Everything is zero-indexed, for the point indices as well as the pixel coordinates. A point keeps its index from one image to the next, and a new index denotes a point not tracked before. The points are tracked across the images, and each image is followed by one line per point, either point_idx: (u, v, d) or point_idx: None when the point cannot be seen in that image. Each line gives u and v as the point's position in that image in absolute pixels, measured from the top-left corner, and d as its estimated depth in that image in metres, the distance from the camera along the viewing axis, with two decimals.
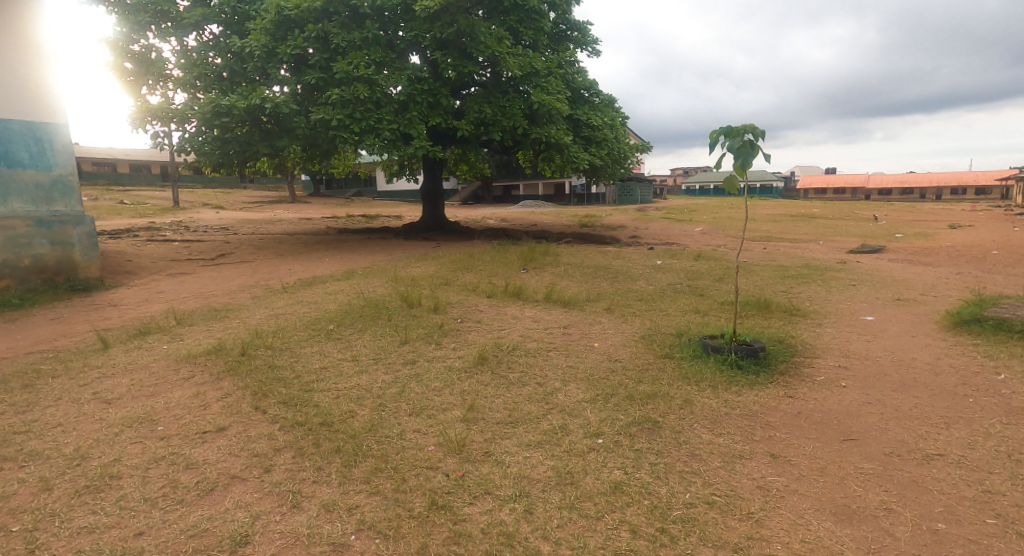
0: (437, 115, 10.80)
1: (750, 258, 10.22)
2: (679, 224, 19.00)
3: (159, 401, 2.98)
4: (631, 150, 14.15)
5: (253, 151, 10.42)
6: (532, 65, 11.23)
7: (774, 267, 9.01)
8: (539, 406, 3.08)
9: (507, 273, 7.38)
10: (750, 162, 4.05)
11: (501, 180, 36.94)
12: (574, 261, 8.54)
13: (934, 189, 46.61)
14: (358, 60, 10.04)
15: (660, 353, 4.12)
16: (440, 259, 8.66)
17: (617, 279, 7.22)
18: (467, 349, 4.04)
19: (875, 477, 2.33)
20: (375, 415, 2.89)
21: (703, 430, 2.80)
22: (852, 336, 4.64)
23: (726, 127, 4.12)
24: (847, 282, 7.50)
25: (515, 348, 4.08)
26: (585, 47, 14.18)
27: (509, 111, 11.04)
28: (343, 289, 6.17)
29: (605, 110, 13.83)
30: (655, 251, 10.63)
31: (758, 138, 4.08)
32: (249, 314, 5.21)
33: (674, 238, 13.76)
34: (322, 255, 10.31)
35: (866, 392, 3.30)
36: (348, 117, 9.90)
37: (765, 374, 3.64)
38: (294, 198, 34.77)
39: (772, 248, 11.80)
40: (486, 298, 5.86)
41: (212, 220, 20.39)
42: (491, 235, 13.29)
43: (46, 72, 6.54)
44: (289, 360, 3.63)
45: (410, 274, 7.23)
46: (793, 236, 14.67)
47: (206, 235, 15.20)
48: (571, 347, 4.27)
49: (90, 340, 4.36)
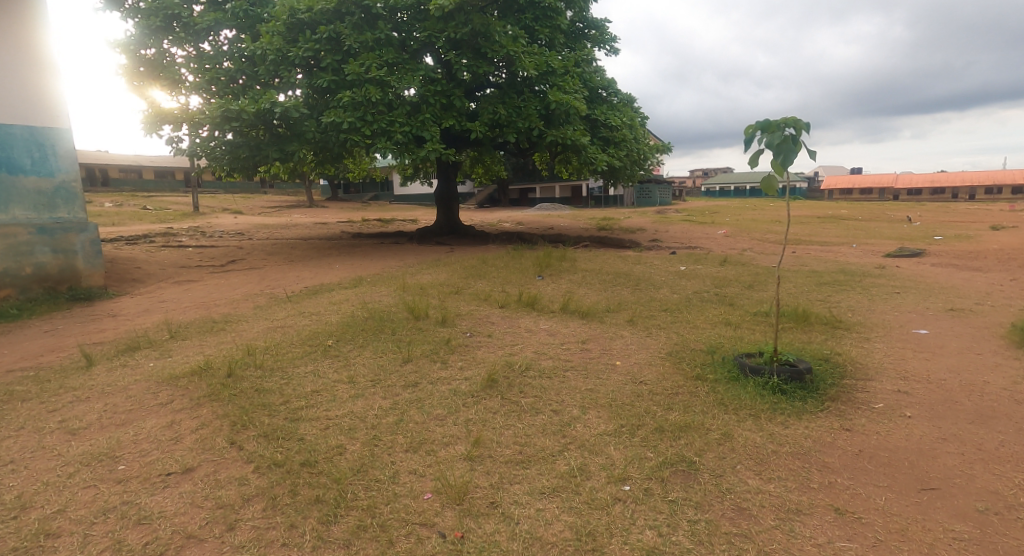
0: (450, 116, 10.47)
1: (780, 263, 9.70)
2: (701, 227, 18.44)
3: (127, 431, 2.66)
4: (651, 152, 13.70)
5: (264, 156, 10.20)
6: (548, 64, 10.86)
7: (807, 272, 8.50)
8: (554, 441, 2.70)
9: (522, 281, 7.02)
10: (791, 160, 3.60)
11: (517, 183, 36.73)
12: (592, 267, 8.14)
13: (966, 188, 45.07)
14: (370, 62, 9.75)
15: (691, 373, 3.70)
16: (453, 265, 8.35)
17: (640, 287, 6.78)
18: (476, 369, 3.66)
19: (974, 545, 1.90)
20: (367, 451, 2.53)
21: (748, 474, 2.39)
22: (906, 354, 4.17)
23: (764, 121, 3.69)
24: (889, 289, 6.98)
25: (529, 368, 3.70)
26: (603, 45, 13.74)
27: (525, 112, 10.67)
28: (349, 299, 5.87)
29: (624, 110, 13.41)
30: (679, 256, 10.17)
31: (800, 132, 3.64)
32: (247, 327, 4.91)
33: (697, 242, 13.25)
34: (334, 261, 10.05)
35: (938, 426, 2.85)
36: (359, 119, 9.62)
37: (813, 401, 3.20)
38: (313, 203, 35.00)
39: (802, 253, 11.23)
40: (500, 309, 5.50)
41: (229, 225, 20.45)
42: (506, 239, 12.96)
43: (50, 76, 6.36)
44: (279, 382, 3.29)
45: (420, 282, 6.90)
46: (825, 238, 14.00)
47: (221, 241, 15.14)
48: (590, 366, 3.87)
49: (76, 355, 4.09)
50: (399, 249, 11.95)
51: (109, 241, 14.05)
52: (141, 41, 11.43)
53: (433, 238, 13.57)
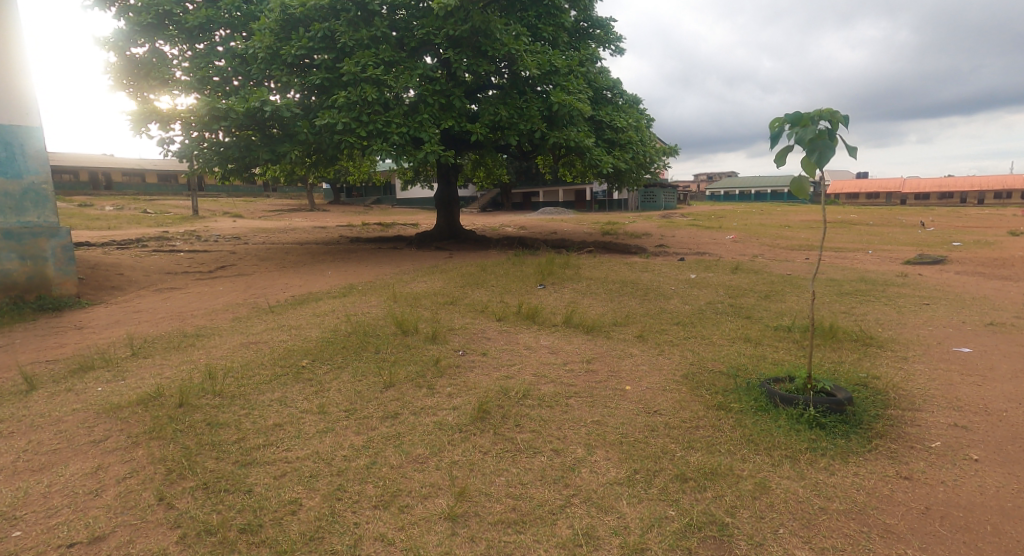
0: (449, 118, 10.05)
1: (795, 271, 9.24)
2: (709, 232, 17.97)
3: (42, 479, 2.23)
4: (658, 154, 13.26)
5: (254, 158, 9.77)
6: (552, 63, 10.42)
7: (825, 281, 8.04)
8: (555, 492, 2.26)
9: (522, 290, 6.59)
10: (828, 156, 3.09)
11: (521, 187, 36.39)
12: (597, 274, 7.70)
13: (974, 193, 44.50)
14: (366, 60, 9.33)
15: (713, 401, 3.25)
16: (450, 272, 7.93)
17: (649, 297, 6.32)
18: (467, 396, 3.21)
19: None
20: (327, 508, 2.09)
21: (794, 543, 1.94)
22: (954, 377, 3.71)
23: (794, 114, 3.23)
24: (916, 300, 6.52)
25: (527, 395, 3.26)
26: (608, 45, 13.30)
27: (527, 113, 10.22)
28: (334, 312, 5.44)
29: (629, 111, 12.97)
30: (688, 262, 9.71)
31: (836, 126, 3.15)
32: (219, 342, 4.47)
33: (706, 248, 12.80)
34: (327, 267, 9.65)
35: (1014, 474, 2.39)
36: (354, 120, 9.19)
37: (858, 438, 2.75)
38: (314, 207, 34.79)
39: (816, 259, 10.76)
40: (497, 323, 5.05)
41: (226, 229, 20.08)
42: (507, 244, 12.53)
43: (18, 71, 5.94)
44: (237, 414, 2.85)
45: (412, 291, 6.48)
46: (838, 244, 13.52)
47: (215, 245, 14.76)
48: (596, 392, 3.42)
49: (20, 377, 3.65)
50: (397, 254, 11.54)
51: (100, 246, 13.70)
52: (131, 38, 11.15)
53: (432, 242, 13.15)
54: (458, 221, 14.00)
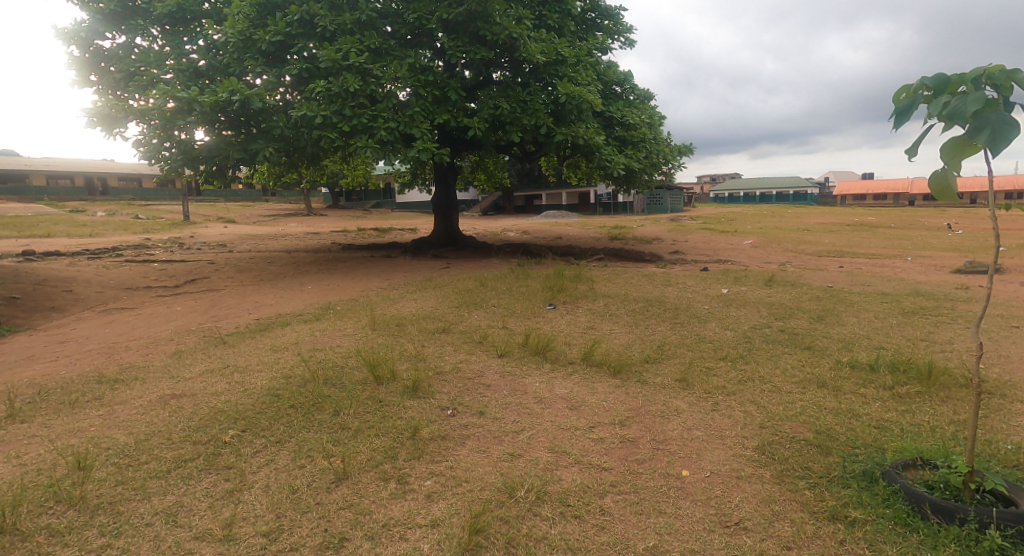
0: (444, 111, 9.00)
1: (835, 283, 8.18)
2: (725, 236, 16.87)
3: None
4: (673, 153, 12.20)
5: (225, 157, 8.72)
6: (557, 51, 9.38)
7: (877, 295, 6.99)
8: None
9: (528, 311, 5.57)
10: (1005, 136, 2.01)
11: (522, 191, 35.52)
12: (614, 290, 6.67)
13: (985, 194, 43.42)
14: (349, 46, 8.29)
15: (820, 502, 2.20)
16: (444, 288, 6.92)
17: (680, 321, 5.28)
18: (453, 499, 2.19)
19: None
20: None
21: None
22: None
23: (939, 77, 2.16)
24: (998, 321, 5.46)
25: (543, 496, 2.22)
26: (617, 37, 12.24)
27: (531, 106, 9.14)
28: (297, 345, 4.40)
29: (641, 107, 11.92)
30: (713, 273, 8.66)
31: (1011, 92, 2.06)
32: (135, 392, 3.44)
33: (727, 255, 11.74)
34: (307, 281, 8.65)
35: None
36: (336, 113, 8.17)
37: None
38: (312, 211, 34.00)
39: (851, 268, 9.72)
40: (498, 361, 4.00)
41: (213, 236, 19.17)
42: (510, 251, 11.52)
43: None
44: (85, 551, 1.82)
45: (397, 314, 5.45)
46: (871, 250, 12.41)
47: (196, 253, 13.78)
48: (642, 483, 2.38)
49: None
50: (389, 264, 10.53)
51: (71, 255, 12.76)
52: (95, 30, 10.21)
53: (428, 250, 12.10)
54: (456, 226, 12.98)
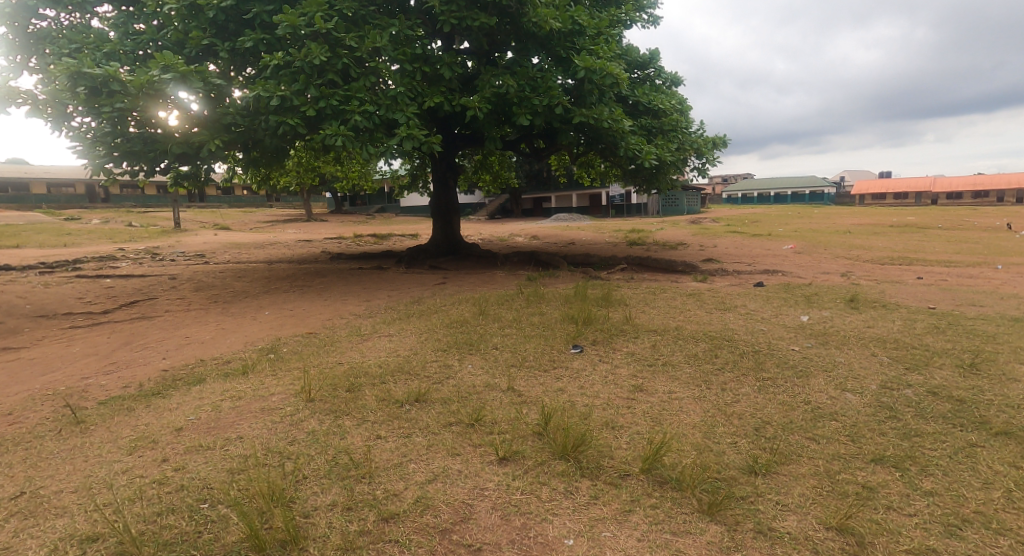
0: (436, 93, 7.36)
1: (934, 301, 6.41)
2: (759, 240, 15.09)
3: None
4: (707, 145, 10.45)
5: (162, 151, 7.00)
6: (574, 18, 7.69)
7: (1010, 322, 5.21)
8: None
9: (545, 358, 3.89)
10: None
11: (529, 193, 33.85)
12: (660, 319, 4.95)
13: (1015, 192, 41.31)
14: (316, 10, 6.58)
15: None
16: (433, 317, 5.23)
17: (773, 377, 3.57)
18: None
19: None
20: None
21: None
22: None
23: None
24: None
25: None
26: (640, 13, 10.48)
27: (543, 84, 7.45)
28: (174, 437, 2.71)
29: (669, 92, 10.19)
30: (773, 290, 6.92)
31: None
32: None
33: (775, 264, 9.97)
34: (268, 303, 7.00)
35: None
36: (299, 94, 6.48)
37: None
38: (312, 216, 32.56)
39: (935, 280, 7.95)
40: (500, 477, 2.31)
41: (195, 245, 17.57)
42: (519, 261, 9.85)
43: None
44: None
45: (356, 366, 3.76)
46: (941, 257, 10.58)
47: (163, 266, 12.17)
48: None
49: None
50: (376, 278, 8.87)
51: (19, 270, 11.17)
52: (27, 7, 8.60)
53: (425, 260, 10.40)
54: (456, 232, 11.27)
